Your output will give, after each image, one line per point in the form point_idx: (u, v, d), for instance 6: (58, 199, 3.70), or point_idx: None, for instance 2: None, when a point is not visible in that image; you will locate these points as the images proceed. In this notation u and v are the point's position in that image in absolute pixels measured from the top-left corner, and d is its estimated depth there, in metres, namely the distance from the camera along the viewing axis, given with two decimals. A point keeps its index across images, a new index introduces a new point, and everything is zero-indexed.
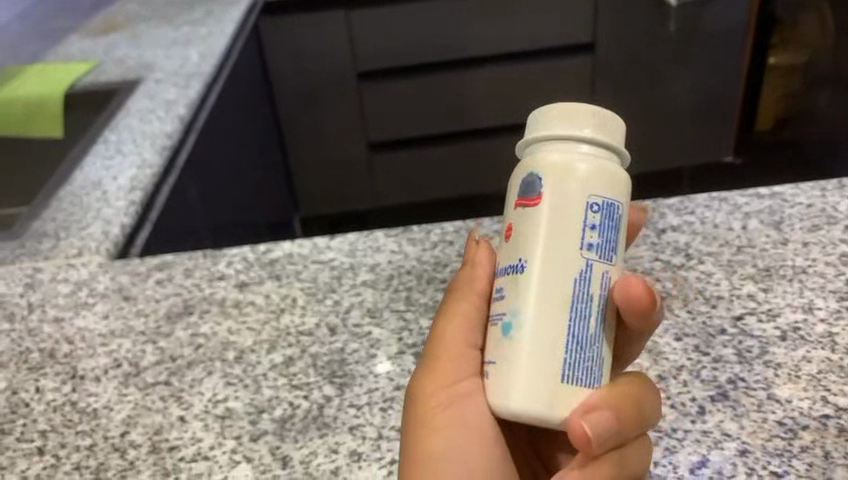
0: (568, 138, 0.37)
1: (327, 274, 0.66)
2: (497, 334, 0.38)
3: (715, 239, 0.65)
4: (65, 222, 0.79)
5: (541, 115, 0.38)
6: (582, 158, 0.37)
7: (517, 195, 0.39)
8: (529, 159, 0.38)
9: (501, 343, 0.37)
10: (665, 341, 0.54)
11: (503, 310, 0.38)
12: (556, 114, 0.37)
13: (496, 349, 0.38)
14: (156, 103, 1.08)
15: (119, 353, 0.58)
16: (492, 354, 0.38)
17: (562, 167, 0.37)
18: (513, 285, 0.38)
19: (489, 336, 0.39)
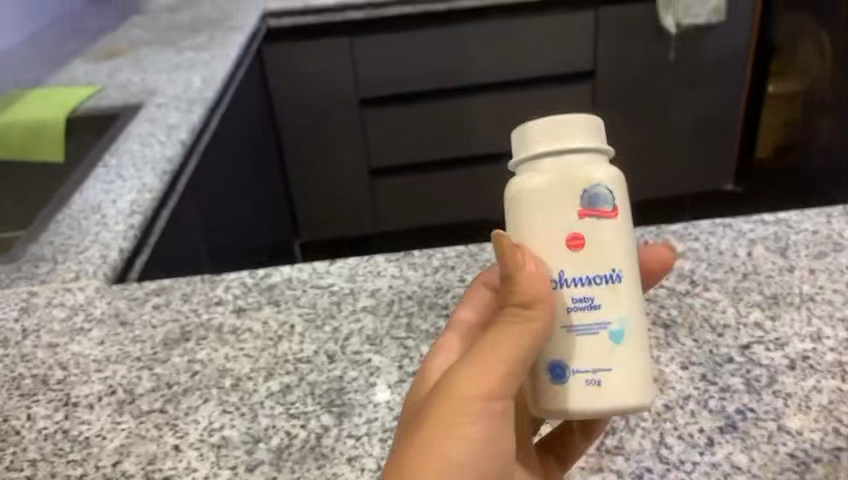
0: (573, 150, 0.37)
1: (326, 299, 0.65)
2: (598, 344, 0.38)
3: (721, 266, 0.64)
4: (63, 245, 0.78)
5: (546, 128, 0.37)
6: (598, 167, 0.37)
7: (574, 205, 0.37)
8: (538, 174, 0.38)
9: (605, 352, 0.38)
10: (671, 370, 0.53)
11: (606, 318, 0.38)
12: (548, 128, 0.37)
13: (600, 360, 0.38)
14: (158, 128, 1.08)
15: (113, 380, 0.57)
16: (590, 364, 0.38)
17: (585, 179, 0.37)
18: (611, 295, 0.38)
19: (576, 347, 0.38)
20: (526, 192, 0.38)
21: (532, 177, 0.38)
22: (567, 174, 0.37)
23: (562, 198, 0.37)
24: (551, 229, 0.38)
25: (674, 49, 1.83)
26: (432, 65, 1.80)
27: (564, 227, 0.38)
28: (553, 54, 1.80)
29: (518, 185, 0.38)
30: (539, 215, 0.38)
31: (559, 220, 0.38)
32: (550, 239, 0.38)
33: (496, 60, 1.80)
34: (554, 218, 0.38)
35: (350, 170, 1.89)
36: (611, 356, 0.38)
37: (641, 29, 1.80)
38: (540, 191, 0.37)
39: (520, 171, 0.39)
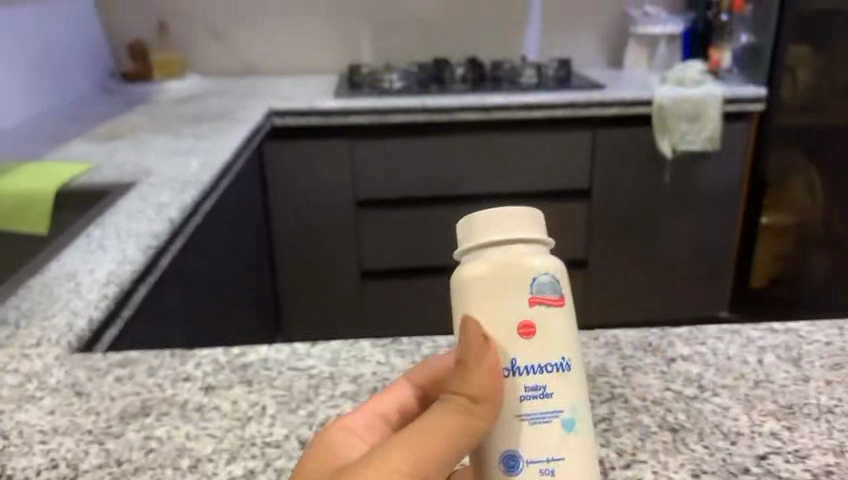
0: (521, 239, 0.35)
1: (303, 382, 0.59)
2: (552, 433, 0.35)
3: (730, 372, 0.59)
4: (29, 311, 0.73)
5: (489, 218, 0.35)
6: (543, 257, 0.35)
7: (523, 293, 0.35)
8: (485, 264, 0.35)
9: (559, 443, 0.35)
10: (681, 477, 0.47)
11: (558, 407, 0.35)
12: (494, 218, 0.35)
13: (554, 450, 0.35)
14: (148, 205, 1.06)
15: (57, 453, 0.51)
16: (543, 453, 0.35)
17: (533, 269, 0.35)
18: (563, 383, 0.35)
19: (527, 436, 0.35)
20: (473, 281, 0.35)
21: (476, 263, 0.35)
22: (513, 261, 0.35)
23: (510, 285, 0.35)
24: (500, 318, 0.35)
25: (669, 174, 1.87)
26: (430, 173, 1.82)
27: (513, 315, 0.35)
28: (551, 169, 1.83)
29: (463, 276, 0.36)
30: (487, 303, 0.35)
31: (510, 307, 0.35)
32: (499, 325, 0.35)
33: (493, 173, 1.83)
34: (502, 306, 0.35)
35: (340, 271, 1.87)
36: (560, 446, 0.35)
37: (636, 152, 1.84)
38: (487, 277, 0.35)
39: (463, 263, 0.36)
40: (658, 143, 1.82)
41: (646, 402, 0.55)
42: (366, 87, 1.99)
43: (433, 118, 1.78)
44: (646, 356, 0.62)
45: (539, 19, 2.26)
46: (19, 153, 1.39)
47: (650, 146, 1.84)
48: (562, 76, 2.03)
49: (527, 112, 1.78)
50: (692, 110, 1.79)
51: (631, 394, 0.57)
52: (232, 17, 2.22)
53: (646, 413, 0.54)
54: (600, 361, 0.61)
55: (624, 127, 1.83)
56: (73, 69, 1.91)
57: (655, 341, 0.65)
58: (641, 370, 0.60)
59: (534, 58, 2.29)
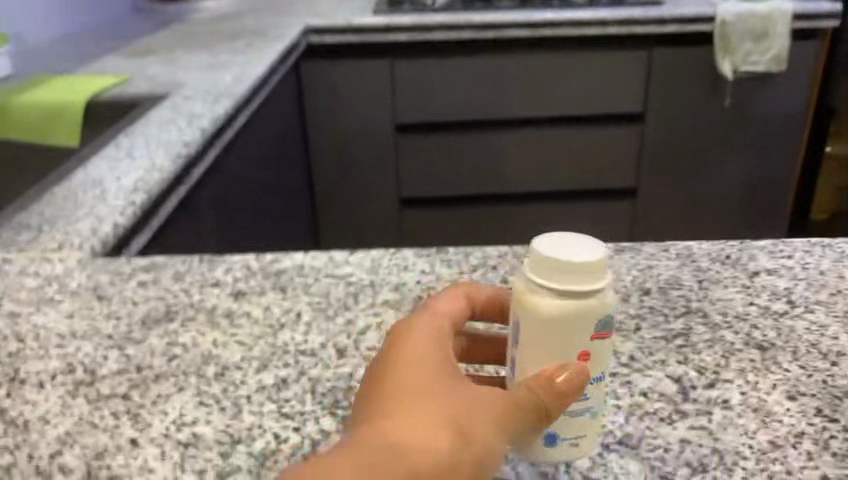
0: (592, 285, 0.34)
1: (341, 290, 0.54)
2: (580, 419, 0.36)
3: (824, 287, 0.52)
4: (52, 216, 0.69)
5: (569, 266, 0.33)
6: (608, 296, 0.35)
7: (587, 332, 0.34)
8: (554, 304, 0.34)
9: (582, 426, 0.36)
10: (775, 400, 0.41)
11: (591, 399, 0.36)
12: (570, 264, 0.33)
13: (578, 432, 0.36)
14: (180, 116, 1.00)
15: (74, 358, 0.47)
16: (570, 432, 0.36)
17: (599, 312, 0.34)
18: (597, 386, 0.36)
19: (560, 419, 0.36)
20: (544, 316, 0.34)
21: (548, 300, 0.34)
22: (584, 305, 0.34)
23: (579, 324, 0.34)
24: (560, 348, 0.35)
25: (729, 96, 1.75)
26: (473, 93, 1.73)
27: (574, 346, 0.35)
28: (603, 90, 1.72)
29: (534, 307, 0.34)
30: (547, 337, 0.35)
31: (574, 340, 0.35)
32: (564, 351, 0.35)
33: (541, 94, 1.73)
34: (568, 338, 0.34)
35: (380, 196, 1.82)
36: (584, 429, 0.36)
37: (695, 72, 1.72)
38: (558, 317, 0.34)
39: (531, 291, 0.35)
40: (719, 65, 1.68)
41: (728, 318, 0.49)
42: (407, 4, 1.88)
43: (477, 35, 1.66)
44: (724, 268, 0.55)
45: None
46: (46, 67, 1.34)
47: (711, 66, 1.71)
48: None
49: (579, 29, 1.66)
50: (756, 28, 1.66)
51: (710, 309, 0.50)
52: None
53: (730, 329, 0.47)
54: (672, 273, 0.54)
55: (682, 45, 1.70)
56: None
57: (734, 254, 0.57)
58: (720, 284, 0.53)
59: None
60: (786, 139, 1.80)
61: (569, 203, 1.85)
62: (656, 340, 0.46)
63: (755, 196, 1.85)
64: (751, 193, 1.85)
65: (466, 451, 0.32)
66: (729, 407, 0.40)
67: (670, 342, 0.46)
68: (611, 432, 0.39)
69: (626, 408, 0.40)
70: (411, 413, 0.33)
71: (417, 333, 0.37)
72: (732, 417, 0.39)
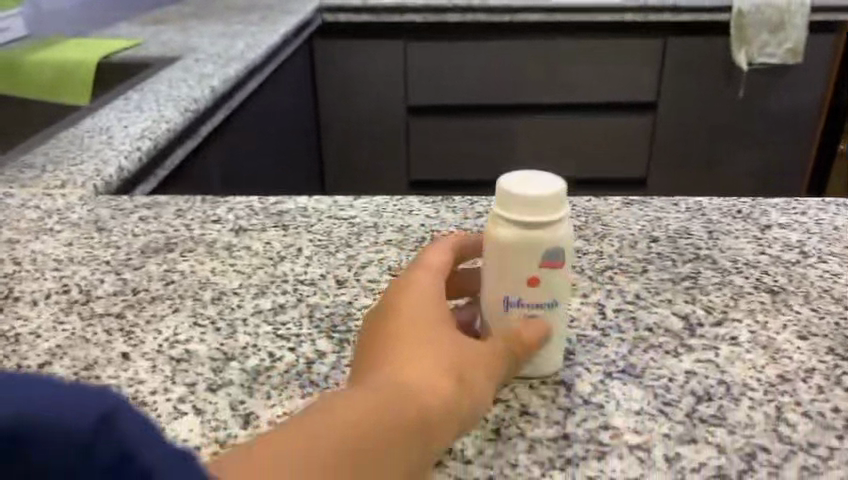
0: (539, 219, 0.32)
1: (344, 229, 0.53)
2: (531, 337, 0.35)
3: (838, 240, 0.51)
4: (57, 158, 0.69)
5: (517, 198, 0.32)
6: (560, 230, 0.33)
7: (533, 261, 0.33)
8: (503, 233, 0.33)
9: (537, 345, 0.35)
10: (785, 339, 0.39)
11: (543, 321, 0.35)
12: (520, 197, 0.32)
13: (533, 349, 0.35)
14: (190, 76, 0.99)
15: (70, 280, 0.46)
16: None
17: (544, 244, 0.33)
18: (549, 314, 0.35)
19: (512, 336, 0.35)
20: (495, 243, 0.34)
21: (506, 228, 0.33)
22: (532, 236, 0.33)
23: (526, 253, 0.33)
24: (509, 275, 0.34)
25: (744, 88, 1.73)
26: (486, 77, 1.71)
27: (522, 273, 0.34)
28: (618, 77, 1.71)
29: (490, 233, 0.34)
30: (504, 266, 0.34)
31: (520, 268, 0.34)
32: (512, 278, 0.34)
33: (554, 80, 1.71)
34: (515, 266, 0.34)
35: (390, 178, 1.81)
36: (540, 349, 0.35)
37: (711, 62, 1.70)
38: (511, 245, 0.33)
39: (492, 218, 0.34)
40: (733, 55, 1.67)
41: (738, 265, 0.47)
42: None
43: (491, 19, 1.66)
44: (736, 222, 0.54)
45: None
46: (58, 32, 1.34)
47: (727, 56, 1.69)
48: None
49: (594, 15, 1.65)
50: (775, 19, 1.65)
51: (720, 256, 0.49)
52: None
53: (739, 275, 0.46)
54: (682, 224, 0.53)
55: (697, 35, 1.68)
56: None
57: (745, 209, 0.56)
58: (730, 235, 0.52)
59: None
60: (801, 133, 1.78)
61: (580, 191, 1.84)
62: (663, 281, 0.45)
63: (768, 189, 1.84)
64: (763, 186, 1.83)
65: (466, 399, 0.31)
66: (738, 344, 0.39)
67: (677, 284, 0.45)
68: (613, 362, 0.37)
69: (631, 341, 0.39)
70: (414, 356, 0.31)
71: (409, 283, 0.35)
72: (740, 352, 0.38)
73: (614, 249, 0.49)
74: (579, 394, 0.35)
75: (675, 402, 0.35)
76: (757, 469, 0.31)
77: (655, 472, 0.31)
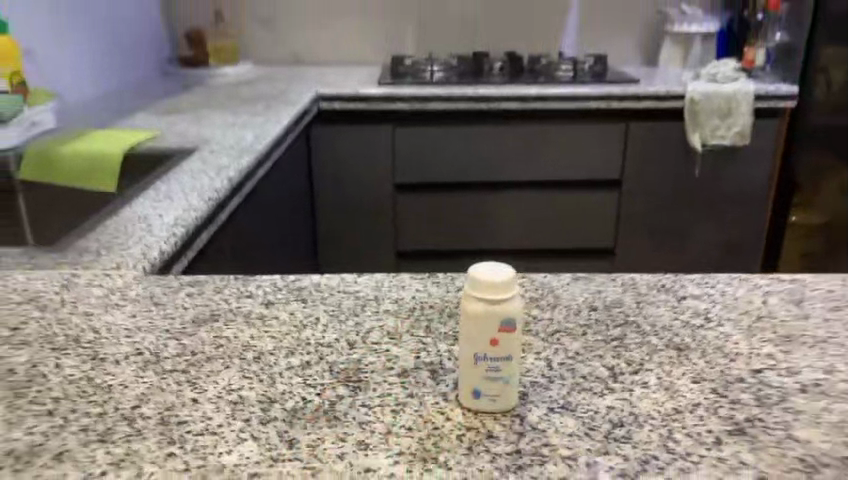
0: (494, 297, 0.47)
1: (351, 301, 0.67)
2: (493, 380, 0.49)
3: (736, 307, 0.66)
4: (108, 242, 0.83)
5: (482, 283, 0.47)
6: (511, 306, 0.47)
7: (492, 327, 0.47)
8: (472, 306, 0.48)
9: (497, 388, 0.49)
10: (682, 382, 0.53)
11: (502, 370, 0.48)
12: (484, 283, 0.47)
13: (495, 390, 0.49)
14: (209, 167, 1.15)
15: (141, 344, 0.59)
16: (487, 389, 0.49)
17: (500, 316, 0.47)
18: (506, 365, 0.48)
19: (480, 379, 0.49)
20: (467, 313, 0.48)
21: (475, 303, 0.47)
22: (491, 309, 0.47)
23: (487, 321, 0.47)
24: (476, 336, 0.48)
25: (699, 168, 1.92)
26: (467, 159, 1.89)
27: (486, 336, 0.47)
28: (585, 158, 1.89)
29: (463, 307, 0.48)
30: (474, 331, 0.48)
31: (483, 331, 0.47)
32: (479, 338, 0.48)
33: (528, 162, 1.89)
34: (480, 330, 0.47)
35: (379, 250, 1.97)
36: (499, 390, 0.49)
37: (668, 145, 1.89)
38: (477, 315, 0.47)
39: (465, 297, 0.48)
40: (689, 137, 1.86)
41: (656, 328, 0.62)
42: (408, 76, 2.06)
43: (470, 106, 1.85)
44: (660, 294, 0.69)
45: (576, 14, 2.38)
46: (82, 122, 1.50)
47: (682, 140, 1.89)
48: (597, 70, 2.10)
49: (563, 103, 1.85)
50: (724, 105, 1.84)
51: (643, 322, 0.63)
52: (283, 8, 2.36)
53: (656, 336, 0.61)
54: (617, 296, 0.68)
55: (655, 120, 1.88)
56: (136, 52, 2.03)
57: (668, 283, 0.71)
58: (653, 304, 0.66)
59: (569, 52, 2.42)
60: (752, 206, 1.97)
61: (555, 260, 2.00)
62: (597, 341, 0.59)
63: (726, 257, 2.01)
64: (721, 254, 2.01)
65: None
66: (647, 386, 0.53)
67: (607, 342, 0.59)
68: (555, 401, 0.51)
69: (569, 385, 0.53)
70: None
71: None
72: (647, 392, 0.52)
73: (561, 315, 0.64)
74: (529, 423, 0.49)
75: (596, 427, 0.48)
76: (649, 470, 0.44)
77: (578, 473, 0.44)
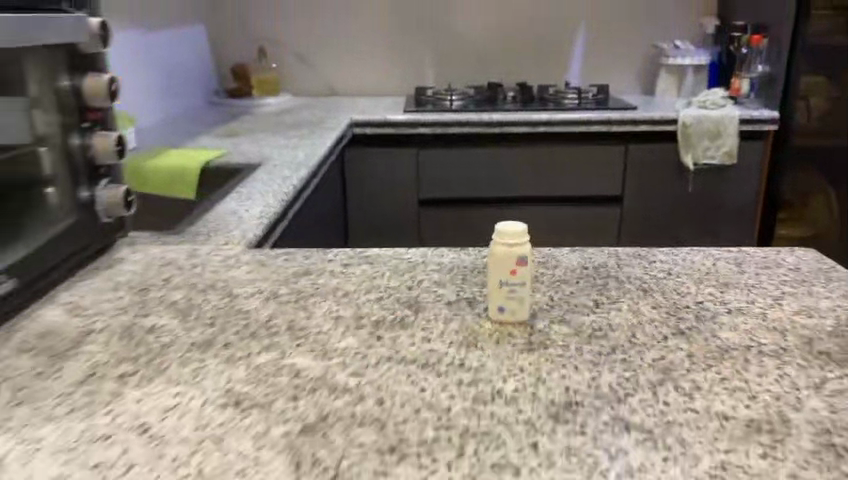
0: (513, 241, 0.70)
1: (406, 262, 0.91)
2: (512, 298, 0.72)
3: (691, 266, 0.89)
4: (213, 228, 1.07)
5: (505, 232, 0.70)
6: (524, 246, 0.70)
7: (512, 261, 0.70)
8: (498, 248, 0.70)
9: (514, 303, 0.72)
10: (646, 308, 0.76)
11: (518, 290, 0.72)
12: (507, 232, 0.70)
13: (513, 305, 0.72)
14: (275, 176, 1.40)
15: (261, 288, 0.83)
16: (508, 305, 0.72)
17: (517, 254, 0.70)
18: (520, 287, 0.72)
19: (503, 298, 0.72)
20: (494, 253, 0.71)
21: (500, 246, 0.70)
22: (511, 249, 0.70)
23: (508, 257, 0.70)
24: (501, 268, 0.71)
25: (692, 184, 2.15)
26: (484, 176, 2.13)
27: (508, 267, 0.70)
28: (590, 176, 2.13)
29: (491, 249, 0.71)
30: (499, 265, 0.71)
31: (506, 264, 0.70)
32: (503, 269, 0.71)
33: (538, 179, 2.14)
34: (504, 263, 0.70)
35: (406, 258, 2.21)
36: (515, 305, 0.72)
37: (663, 164, 2.13)
38: (502, 253, 0.70)
39: (491, 242, 0.71)
40: (682, 158, 2.10)
41: (631, 278, 0.85)
42: (431, 104, 2.32)
43: (486, 130, 2.10)
44: (636, 258, 0.92)
45: (579, 49, 2.66)
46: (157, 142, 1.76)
47: (676, 160, 2.13)
48: (598, 98, 2.35)
49: (567, 127, 2.10)
50: (712, 128, 2.08)
51: (622, 274, 0.86)
52: (317, 45, 2.65)
53: (630, 283, 0.84)
54: (604, 260, 0.91)
55: (649, 142, 2.13)
56: (191, 85, 2.32)
57: (643, 252, 0.94)
58: (630, 264, 0.90)
59: (575, 82, 2.69)
60: (738, 218, 2.19)
61: None
62: (588, 286, 0.83)
63: None
64: None
65: None
66: (620, 310, 0.76)
67: (594, 286, 0.82)
68: (556, 317, 0.74)
69: (565, 308, 0.76)
70: None
71: None
72: (620, 313, 0.75)
73: (560, 270, 0.87)
74: (538, 328, 0.72)
75: (584, 330, 0.71)
76: (617, 350, 0.67)
77: (569, 352, 0.67)
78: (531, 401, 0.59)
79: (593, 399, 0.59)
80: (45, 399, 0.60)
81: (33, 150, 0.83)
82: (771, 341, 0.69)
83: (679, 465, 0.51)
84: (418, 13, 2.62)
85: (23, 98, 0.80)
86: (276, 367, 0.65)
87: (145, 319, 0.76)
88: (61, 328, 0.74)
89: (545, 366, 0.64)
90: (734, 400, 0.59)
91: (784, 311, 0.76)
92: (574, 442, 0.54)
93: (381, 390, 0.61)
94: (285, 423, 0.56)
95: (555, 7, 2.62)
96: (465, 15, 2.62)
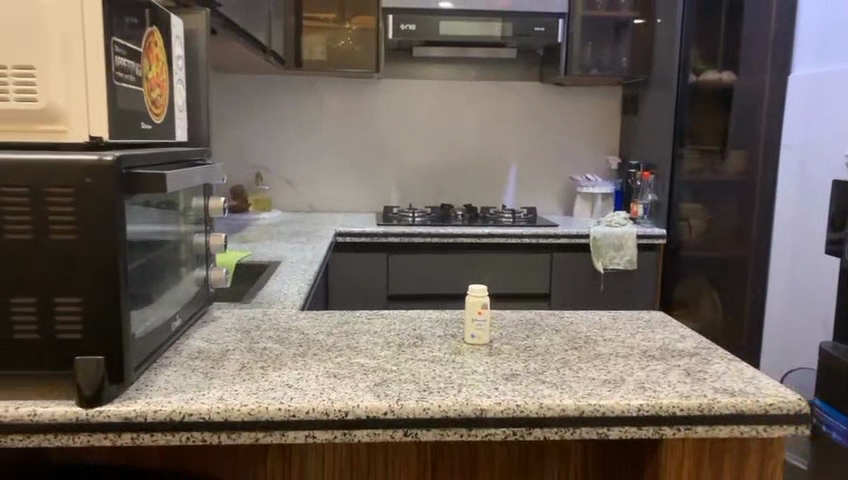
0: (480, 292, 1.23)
1: (408, 316, 1.43)
2: (477, 327, 1.24)
3: (584, 318, 1.44)
4: (270, 299, 1.58)
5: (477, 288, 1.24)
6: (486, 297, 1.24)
7: (479, 304, 1.23)
8: (471, 297, 1.24)
9: (479, 331, 1.24)
10: (555, 337, 1.30)
11: (482, 323, 1.24)
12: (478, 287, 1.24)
13: (478, 332, 1.24)
14: (297, 269, 1.91)
15: (322, 329, 1.33)
16: (475, 332, 1.24)
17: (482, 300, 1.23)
18: (483, 321, 1.24)
19: (473, 327, 1.24)
20: (469, 300, 1.24)
21: (472, 296, 1.24)
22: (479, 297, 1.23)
23: (478, 301, 1.23)
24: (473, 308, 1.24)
25: (603, 283, 2.77)
26: (442, 276, 2.68)
27: (477, 307, 1.24)
28: (525, 276, 2.72)
29: (468, 298, 1.24)
30: (472, 306, 1.24)
31: (476, 306, 1.24)
32: (473, 309, 1.24)
33: (486, 278, 2.70)
34: (475, 306, 1.24)
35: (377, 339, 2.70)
36: (479, 331, 1.24)
37: (580, 268, 2.75)
38: (473, 299, 1.24)
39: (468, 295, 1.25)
40: (593, 264, 2.72)
41: (548, 324, 1.39)
42: (397, 219, 2.89)
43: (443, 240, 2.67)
44: (553, 314, 1.46)
45: (513, 179, 3.33)
46: None
47: (590, 264, 2.75)
48: (529, 218, 2.99)
49: (504, 238, 2.69)
50: (617, 241, 2.71)
51: (543, 322, 1.41)
52: (300, 172, 3.24)
53: (547, 326, 1.38)
54: (532, 315, 1.45)
55: (569, 252, 2.74)
56: None
57: (556, 312, 1.49)
58: (549, 317, 1.44)
59: (511, 204, 3.34)
60: None
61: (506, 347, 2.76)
62: (521, 327, 1.36)
63: None
64: None
65: None
66: (541, 338, 1.29)
67: (525, 328, 1.36)
68: (505, 341, 1.27)
69: (510, 337, 1.29)
70: None
71: None
72: (540, 339, 1.29)
73: (506, 320, 1.41)
74: (494, 346, 1.24)
75: (521, 346, 1.24)
76: (539, 354, 1.20)
77: (513, 355, 1.19)
78: (493, 373, 1.10)
79: (526, 372, 1.11)
80: (225, 376, 1.08)
81: (180, 244, 1.32)
82: (623, 350, 1.23)
83: (570, 394, 1.02)
84: (383, 149, 3.26)
85: (180, 211, 1.32)
86: (349, 362, 1.15)
87: (256, 344, 1.25)
88: (207, 349, 1.22)
89: (500, 361, 1.16)
90: (599, 373, 1.12)
91: (634, 338, 1.31)
92: (516, 387, 1.05)
93: (411, 370, 1.11)
94: (365, 382, 1.06)
95: (493, 147, 3.30)
96: (422, 152, 3.28)
